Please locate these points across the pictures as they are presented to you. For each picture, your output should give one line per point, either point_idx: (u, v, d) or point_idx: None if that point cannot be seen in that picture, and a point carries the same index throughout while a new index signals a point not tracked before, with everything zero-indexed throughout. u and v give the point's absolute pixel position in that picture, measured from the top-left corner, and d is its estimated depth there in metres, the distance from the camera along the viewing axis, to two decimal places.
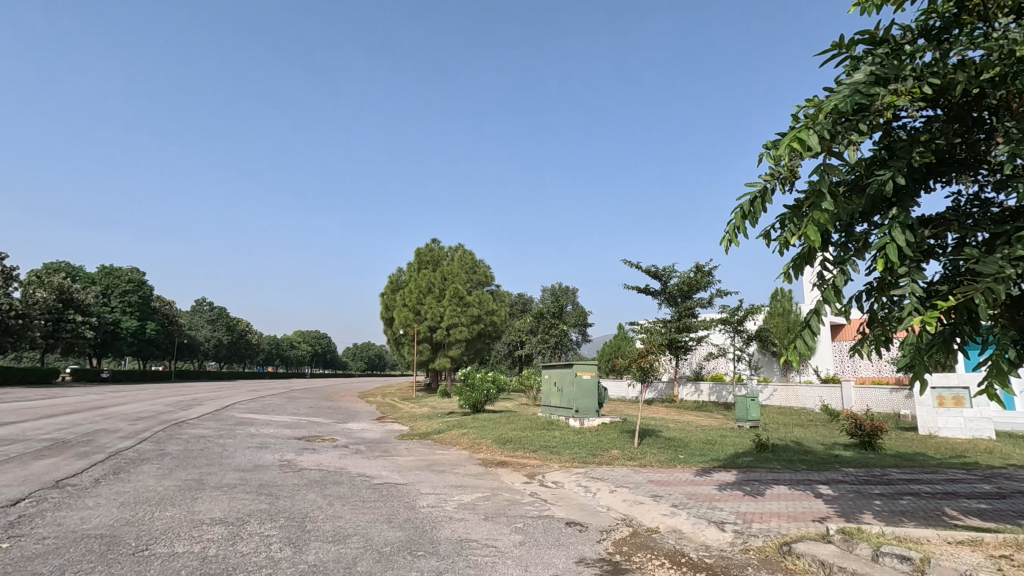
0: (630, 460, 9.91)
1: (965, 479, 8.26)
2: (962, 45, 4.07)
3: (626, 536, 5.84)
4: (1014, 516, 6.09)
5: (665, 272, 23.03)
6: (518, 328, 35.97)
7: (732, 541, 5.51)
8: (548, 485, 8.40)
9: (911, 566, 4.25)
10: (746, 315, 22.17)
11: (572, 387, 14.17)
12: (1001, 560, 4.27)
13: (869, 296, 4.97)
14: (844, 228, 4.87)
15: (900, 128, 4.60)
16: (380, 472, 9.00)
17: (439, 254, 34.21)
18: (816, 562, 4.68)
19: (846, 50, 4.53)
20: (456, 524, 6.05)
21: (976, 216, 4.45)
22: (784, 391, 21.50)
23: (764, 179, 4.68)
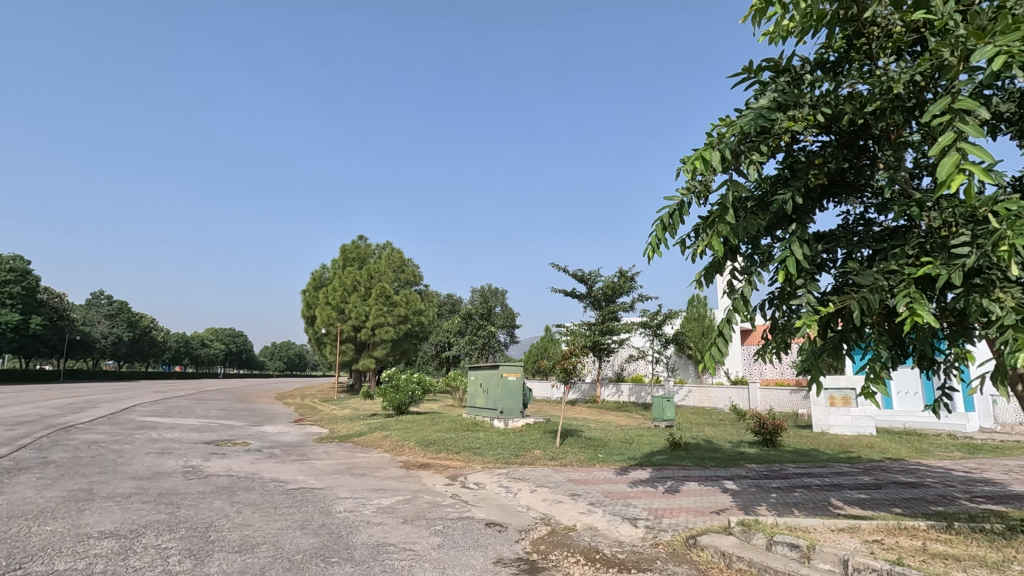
0: (552, 460, 10.11)
1: (849, 472, 9.11)
2: (852, 79, 4.50)
3: (543, 535, 5.94)
4: (887, 505, 6.81)
5: (591, 276, 23.71)
6: (446, 329, 35.79)
7: (643, 536, 5.76)
8: (470, 486, 8.42)
9: (800, 553, 4.62)
10: (665, 319, 23.24)
11: (497, 388, 14.27)
12: (873, 545, 4.75)
13: (772, 305, 5.38)
14: (751, 240, 5.25)
15: (800, 150, 5.01)
16: (295, 477, 8.63)
17: (366, 251, 33.29)
18: (717, 553, 4.98)
19: (754, 75, 4.89)
20: (374, 528, 5.92)
21: (861, 234, 4.93)
22: (697, 391, 22.78)
23: (681, 193, 4.96)
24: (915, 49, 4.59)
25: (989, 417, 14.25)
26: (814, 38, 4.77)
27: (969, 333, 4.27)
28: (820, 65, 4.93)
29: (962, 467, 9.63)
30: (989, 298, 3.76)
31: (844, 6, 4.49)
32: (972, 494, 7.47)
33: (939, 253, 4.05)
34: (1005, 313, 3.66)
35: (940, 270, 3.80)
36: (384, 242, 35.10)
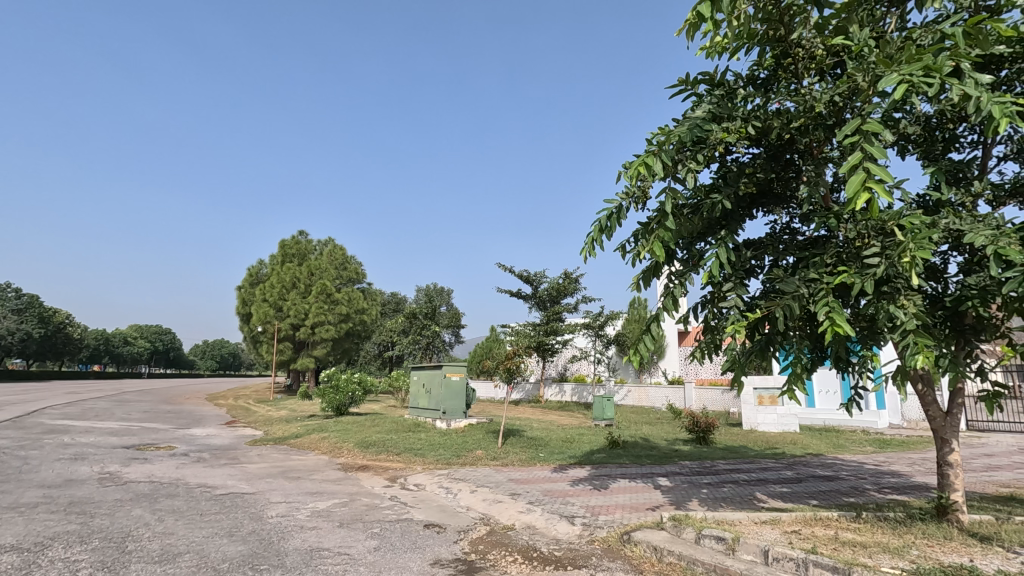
0: (494, 460, 10.13)
1: (773, 467, 9.64)
2: (780, 96, 4.77)
3: (482, 535, 5.95)
4: (806, 497, 7.26)
5: (536, 277, 23.93)
6: (389, 328, 35.23)
7: (580, 533, 5.88)
8: (409, 488, 8.32)
9: (725, 545, 4.85)
10: (607, 321, 23.81)
11: (440, 388, 14.16)
12: (791, 535, 5.05)
13: (704, 307, 5.66)
14: (686, 246, 5.49)
15: (732, 161, 5.29)
16: (224, 482, 8.23)
17: (307, 247, 32.29)
18: (650, 548, 5.16)
19: (691, 87, 5.12)
20: (307, 533, 5.75)
21: (786, 242, 5.25)
22: (636, 391, 23.45)
23: (620, 197, 5.16)
24: (834, 71, 4.93)
25: (897, 413, 15.41)
26: (746, 55, 5.04)
27: (878, 337, 4.60)
28: (751, 81, 5.21)
29: (872, 461, 10.39)
30: (894, 306, 4.10)
31: (773, 27, 4.77)
32: (879, 485, 8.07)
33: (853, 262, 4.36)
34: (908, 319, 3.99)
35: (853, 279, 4.11)
36: (326, 238, 34.11)
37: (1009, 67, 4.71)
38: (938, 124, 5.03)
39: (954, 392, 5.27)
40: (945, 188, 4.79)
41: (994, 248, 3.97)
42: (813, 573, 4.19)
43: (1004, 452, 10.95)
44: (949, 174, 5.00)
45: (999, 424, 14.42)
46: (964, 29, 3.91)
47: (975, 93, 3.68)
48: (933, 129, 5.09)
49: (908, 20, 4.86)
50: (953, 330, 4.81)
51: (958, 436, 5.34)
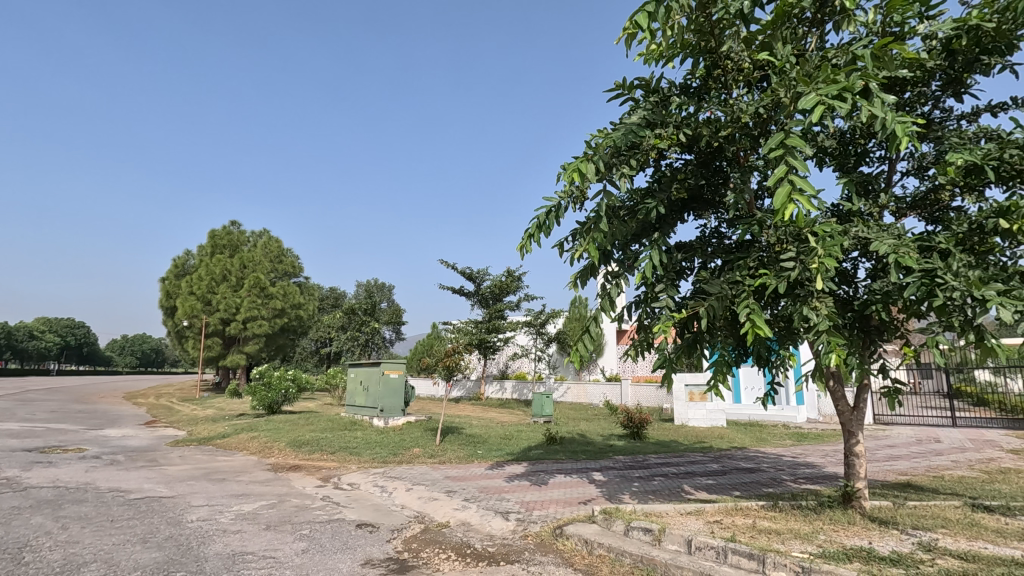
0: (431, 458, 10.02)
1: (700, 461, 10.10)
2: (710, 105, 4.99)
3: (416, 533, 5.91)
4: (728, 488, 7.66)
5: (479, 275, 23.91)
6: (327, 324, 34.24)
7: (514, 529, 5.94)
8: (342, 488, 8.12)
9: (651, 536, 5.03)
10: (548, 319, 24.15)
11: (378, 386, 13.90)
12: (713, 525, 5.30)
13: (638, 307, 5.86)
14: (622, 247, 5.68)
15: (666, 165, 5.51)
16: (139, 485, 7.72)
17: (239, 239, 30.83)
18: (581, 541, 5.27)
19: (627, 92, 5.33)
20: (231, 537, 5.50)
21: (714, 246, 5.51)
22: (575, 388, 23.90)
23: (559, 197, 5.31)
24: (761, 84, 5.21)
25: (814, 409, 16.50)
26: (681, 64, 5.25)
27: (795, 337, 4.90)
28: (684, 89, 5.44)
29: (790, 453, 11.08)
30: (808, 308, 4.39)
31: (704, 38, 4.99)
32: (795, 476, 8.61)
33: (773, 266, 4.63)
34: (821, 320, 4.27)
35: (772, 282, 4.38)
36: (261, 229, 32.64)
37: (911, 90, 5.13)
38: (851, 139, 5.41)
39: (859, 388, 5.70)
40: (856, 199, 5.16)
41: (896, 255, 4.32)
42: (731, 560, 4.41)
43: (904, 443, 11.96)
44: (860, 186, 5.40)
45: (900, 417, 15.73)
46: (872, 53, 4.24)
47: (881, 112, 3.99)
48: (847, 144, 5.47)
49: (826, 41, 5.21)
50: (861, 330, 5.19)
51: (862, 428, 5.79)
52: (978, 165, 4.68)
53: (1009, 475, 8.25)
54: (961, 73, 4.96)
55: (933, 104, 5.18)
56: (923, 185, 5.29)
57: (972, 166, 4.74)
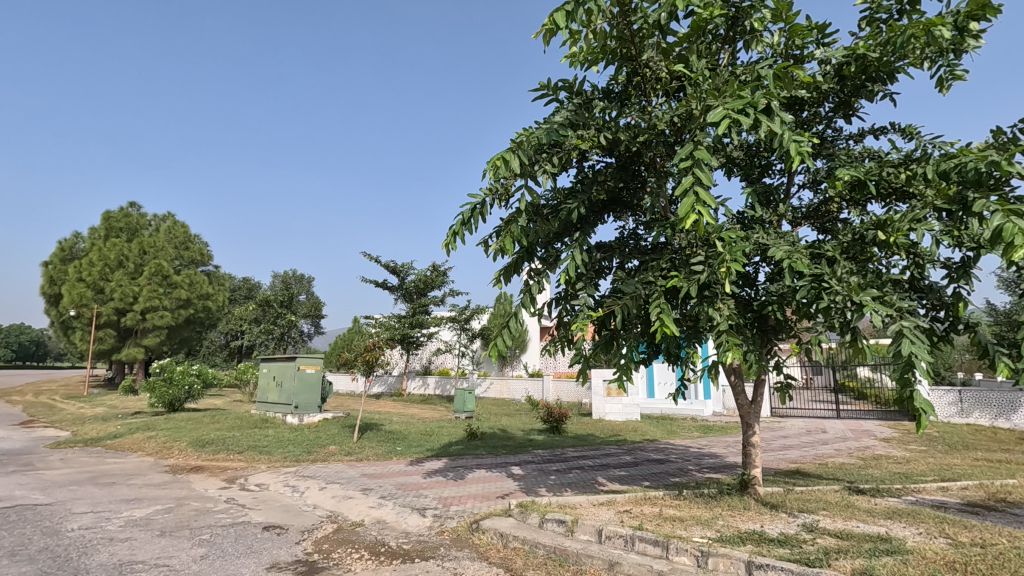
0: (347, 455, 9.73)
1: (615, 453, 10.51)
2: (630, 111, 5.18)
3: (328, 533, 5.71)
4: (639, 479, 8.02)
5: (404, 268, 23.47)
6: (239, 315, 32.31)
7: (430, 525, 5.89)
8: (249, 489, 7.70)
9: (565, 527, 5.16)
10: (472, 314, 24.12)
11: (292, 382, 13.29)
12: (623, 515, 5.52)
13: (558, 304, 5.99)
14: (545, 245, 5.79)
15: (588, 167, 5.68)
16: (8, 493, 6.90)
17: (139, 222, 28.38)
18: (496, 535, 5.32)
19: (552, 93, 5.44)
20: (118, 546, 5.06)
21: (631, 247, 5.74)
22: (498, 384, 24.08)
23: (483, 193, 5.32)
24: (677, 95, 5.48)
25: (719, 403, 17.62)
26: (604, 68, 5.41)
27: (700, 336, 5.19)
28: (606, 93, 5.61)
29: (696, 444, 11.78)
30: (712, 308, 4.69)
31: (625, 46, 5.17)
32: (699, 466, 9.17)
33: (683, 268, 4.90)
34: (722, 320, 4.59)
35: (681, 283, 4.63)
36: (164, 213, 30.19)
37: (809, 109, 5.57)
38: (757, 152, 5.80)
39: (757, 383, 6.14)
40: (759, 207, 5.55)
41: (790, 261, 4.69)
42: (638, 547, 4.62)
43: (795, 433, 13.05)
44: (763, 196, 5.83)
45: (793, 409, 17.18)
46: (773, 73, 4.58)
47: (779, 129, 4.32)
48: (753, 155, 5.86)
49: (736, 58, 5.56)
50: (759, 330, 5.59)
51: (758, 420, 6.25)
52: (861, 181, 5.18)
53: (880, 461, 9.23)
54: (850, 96, 5.46)
55: (826, 124, 5.66)
56: (816, 197, 5.77)
57: (857, 182, 5.24)
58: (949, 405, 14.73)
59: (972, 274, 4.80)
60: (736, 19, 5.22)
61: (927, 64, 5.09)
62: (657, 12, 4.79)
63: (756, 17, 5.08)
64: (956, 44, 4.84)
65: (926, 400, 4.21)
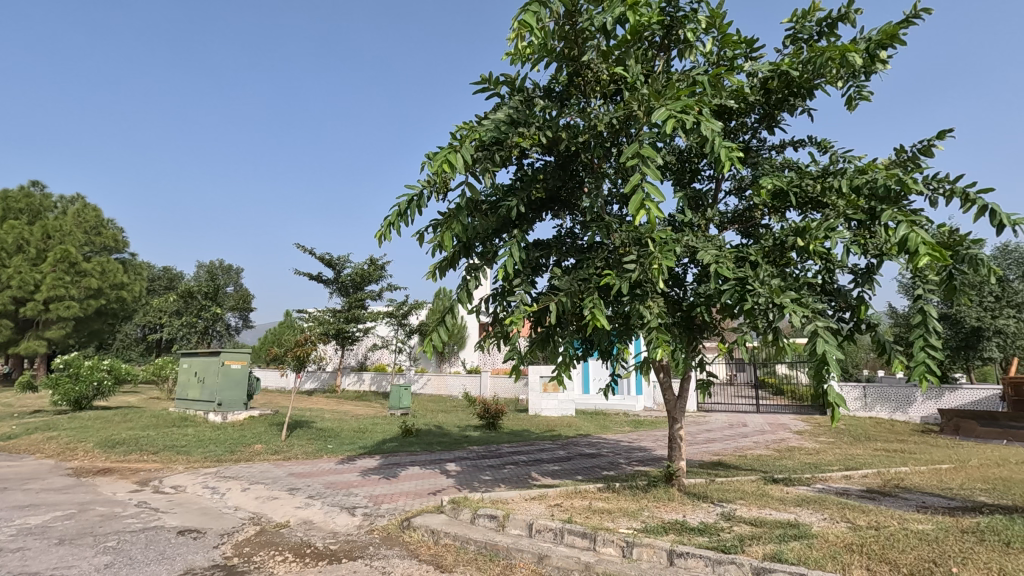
0: (274, 454, 9.34)
1: (549, 448, 10.69)
2: (570, 111, 5.25)
3: (250, 536, 5.45)
4: (572, 473, 8.20)
5: (339, 261, 22.79)
6: (157, 307, 30.27)
7: (359, 524, 5.76)
8: (164, 491, 7.24)
9: (497, 522, 5.18)
10: (410, 310, 23.76)
11: (216, 378, 12.60)
12: (554, 509, 5.60)
13: (495, 300, 6.01)
14: (483, 240, 5.78)
15: (528, 165, 5.73)
16: None
17: (43, 204, 25.99)
18: (427, 532, 5.27)
19: (494, 89, 5.44)
20: (8, 557, 4.60)
21: (567, 245, 5.84)
22: (435, 380, 23.88)
23: (421, 185, 5.24)
24: (615, 98, 5.62)
25: (650, 398, 18.30)
26: (545, 67, 5.46)
27: (631, 334, 5.37)
28: (547, 92, 5.66)
29: (627, 439, 12.16)
30: (644, 306, 4.85)
31: (567, 45, 5.25)
32: (629, 459, 9.47)
33: (617, 267, 5.04)
34: (653, 318, 4.76)
35: (615, 281, 4.75)
36: (73, 195, 27.80)
37: (736, 119, 5.86)
38: (688, 158, 6.06)
39: (683, 379, 6.40)
40: (689, 211, 5.77)
41: (718, 263, 4.92)
42: (567, 540, 4.70)
43: (719, 427, 13.76)
44: (692, 200, 6.08)
45: (717, 405, 18.10)
46: (707, 82, 4.79)
47: (713, 135, 4.49)
48: (684, 161, 6.10)
49: (671, 66, 5.76)
50: (686, 329, 5.83)
51: (683, 415, 6.52)
52: (783, 190, 5.51)
53: (793, 452, 9.90)
54: (773, 109, 5.78)
55: (752, 134, 5.97)
56: (741, 203, 6.08)
57: (779, 191, 5.56)
58: (855, 399, 15.96)
59: (875, 280, 5.22)
60: (671, 28, 5.41)
61: (841, 84, 5.47)
62: (601, 15, 4.90)
63: (689, 28, 5.29)
64: (867, 67, 5.25)
65: (837, 394, 4.53)
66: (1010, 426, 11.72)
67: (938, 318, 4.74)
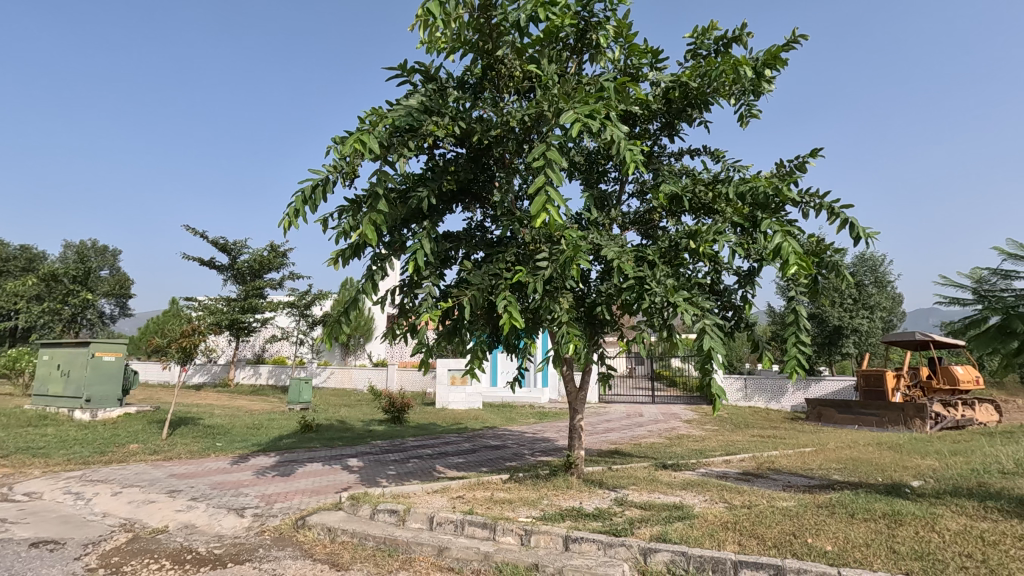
0: (152, 454, 8.56)
1: (454, 441, 10.69)
2: (484, 104, 5.26)
3: (119, 544, 4.95)
4: (476, 465, 8.26)
5: (235, 247, 21.26)
6: (13, 290, 26.57)
7: (249, 526, 5.43)
8: (15, 499, 6.38)
9: (397, 517, 5.11)
10: (313, 300, 22.66)
11: (83, 371, 11.28)
12: (456, 501, 5.61)
13: (402, 292, 5.89)
14: (391, 230, 5.64)
15: (439, 156, 5.68)
16: None
17: None
18: (323, 530, 5.08)
19: (407, 76, 5.32)
20: None
21: (476, 238, 5.86)
22: (339, 373, 23.00)
23: (328, 170, 5.01)
24: (528, 95, 5.70)
25: (555, 391, 18.85)
26: (460, 58, 5.42)
27: (538, 328, 5.49)
28: (461, 84, 5.62)
29: (532, 430, 12.44)
30: (552, 301, 4.98)
31: (482, 39, 5.24)
32: (532, 450, 9.70)
33: (527, 263, 5.13)
34: (561, 313, 4.89)
35: (525, 277, 4.82)
36: None
37: (640, 125, 6.16)
38: (595, 159, 6.30)
39: (584, 373, 6.66)
40: (595, 211, 6.00)
41: (620, 261, 5.17)
42: (467, 531, 4.74)
43: (618, 418, 14.47)
44: (598, 200, 6.32)
45: (617, 396, 19.03)
46: (614, 88, 4.99)
47: (618, 138, 4.69)
48: (592, 162, 6.34)
49: (582, 69, 5.95)
50: (588, 324, 6.06)
51: (583, 406, 6.79)
52: (679, 194, 5.88)
53: (682, 439, 10.65)
54: (673, 119, 6.14)
55: (653, 140, 6.31)
56: (642, 206, 6.42)
57: (675, 196, 5.94)
58: (737, 390, 17.42)
59: (755, 281, 5.73)
60: (583, 31, 5.55)
61: (733, 100, 5.93)
62: (516, 12, 4.94)
63: (600, 33, 5.46)
64: (755, 86, 5.73)
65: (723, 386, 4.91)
66: (860, 412, 13.26)
67: (807, 317, 5.29)
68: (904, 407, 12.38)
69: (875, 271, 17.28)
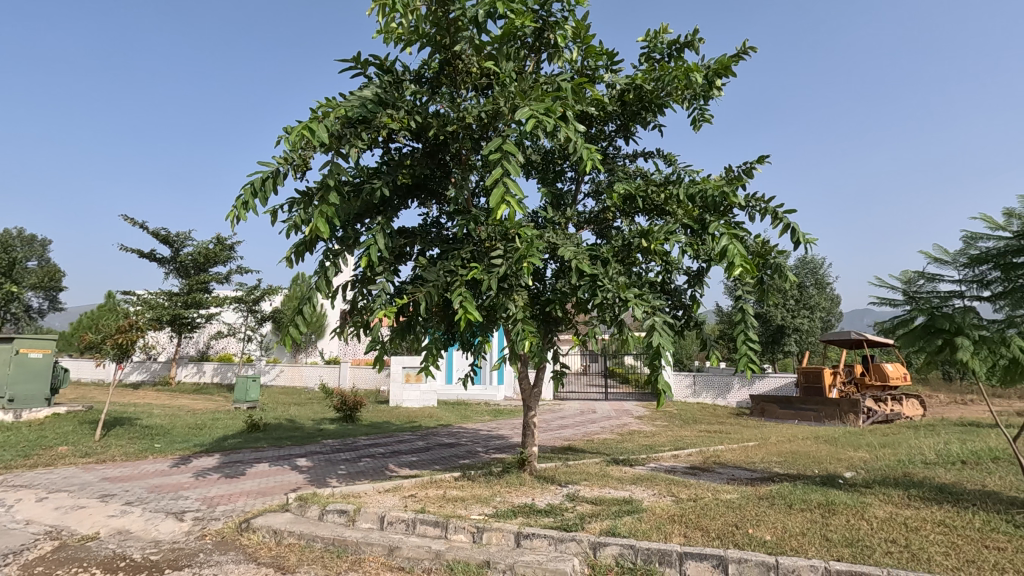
0: (84, 457, 8.07)
1: (408, 440, 10.56)
2: (441, 99, 5.21)
3: (44, 553, 4.64)
4: (429, 463, 8.19)
5: (178, 238, 20.30)
6: None
7: (188, 530, 5.20)
8: None
9: (346, 517, 5.00)
10: (262, 296, 21.90)
11: (5, 369, 10.52)
12: (408, 500, 5.55)
13: (354, 287, 5.77)
14: (344, 225, 5.51)
15: (395, 149, 5.58)
16: None
17: None
18: (268, 533, 4.92)
19: (361, 67, 5.20)
20: None
21: (432, 234, 5.80)
22: (289, 371, 22.33)
23: (278, 161, 4.84)
24: (485, 92, 5.68)
25: (510, 388, 18.90)
26: (416, 51, 5.34)
27: (493, 325, 5.50)
28: (417, 77, 5.55)
29: (486, 428, 12.44)
30: (508, 299, 4.98)
31: (439, 33, 5.19)
32: (486, 447, 9.70)
33: (482, 260, 5.12)
34: (516, 311, 4.91)
35: (480, 274, 4.81)
36: None
37: (596, 126, 6.24)
38: (552, 158, 6.35)
39: (539, 370, 6.71)
40: (551, 210, 6.05)
41: (575, 260, 5.23)
42: (418, 530, 4.69)
43: (571, 414, 14.67)
44: (554, 199, 6.37)
45: (571, 393, 19.28)
46: (571, 88, 5.03)
47: (574, 137, 4.73)
48: (548, 161, 6.39)
49: (540, 68, 5.98)
50: (543, 321, 6.11)
51: (537, 403, 6.84)
52: (632, 195, 5.99)
53: (633, 435, 10.89)
54: (628, 121, 6.25)
55: (609, 141, 6.41)
56: (597, 205, 6.51)
57: (629, 196, 6.05)
58: (686, 387, 17.95)
59: (704, 281, 5.91)
60: (542, 30, 5.57)
61: (685, 104, 6.09)
62: (474, 8, 4.90)
63: (558, 33, 5.49)
64: (706, 92, 5.90)
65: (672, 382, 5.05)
66: (800, 407, 13.93)
67: (752, 316, 5.50)
68: (839, 402, 13.07)
69: (815, 274, 18.14)
